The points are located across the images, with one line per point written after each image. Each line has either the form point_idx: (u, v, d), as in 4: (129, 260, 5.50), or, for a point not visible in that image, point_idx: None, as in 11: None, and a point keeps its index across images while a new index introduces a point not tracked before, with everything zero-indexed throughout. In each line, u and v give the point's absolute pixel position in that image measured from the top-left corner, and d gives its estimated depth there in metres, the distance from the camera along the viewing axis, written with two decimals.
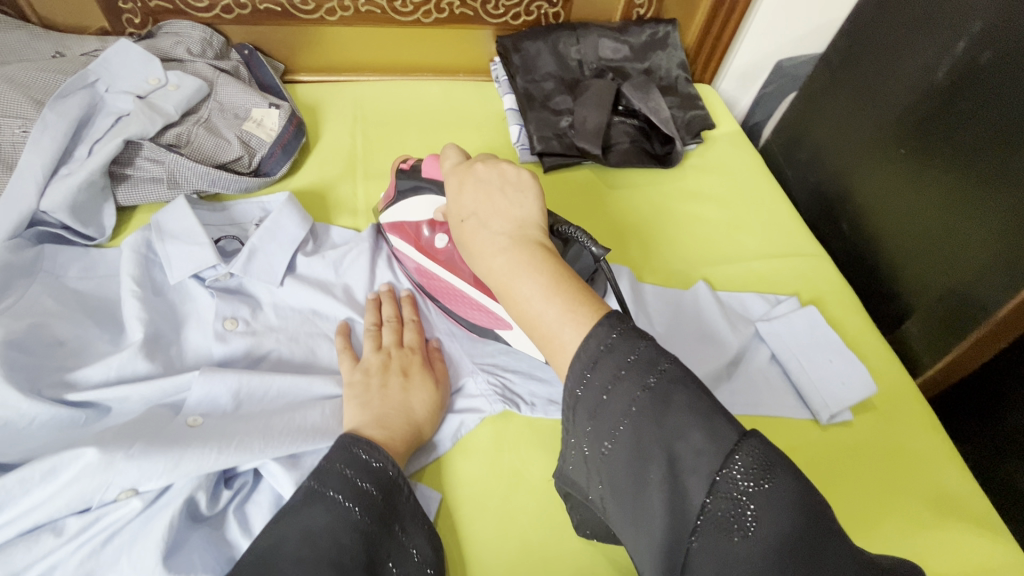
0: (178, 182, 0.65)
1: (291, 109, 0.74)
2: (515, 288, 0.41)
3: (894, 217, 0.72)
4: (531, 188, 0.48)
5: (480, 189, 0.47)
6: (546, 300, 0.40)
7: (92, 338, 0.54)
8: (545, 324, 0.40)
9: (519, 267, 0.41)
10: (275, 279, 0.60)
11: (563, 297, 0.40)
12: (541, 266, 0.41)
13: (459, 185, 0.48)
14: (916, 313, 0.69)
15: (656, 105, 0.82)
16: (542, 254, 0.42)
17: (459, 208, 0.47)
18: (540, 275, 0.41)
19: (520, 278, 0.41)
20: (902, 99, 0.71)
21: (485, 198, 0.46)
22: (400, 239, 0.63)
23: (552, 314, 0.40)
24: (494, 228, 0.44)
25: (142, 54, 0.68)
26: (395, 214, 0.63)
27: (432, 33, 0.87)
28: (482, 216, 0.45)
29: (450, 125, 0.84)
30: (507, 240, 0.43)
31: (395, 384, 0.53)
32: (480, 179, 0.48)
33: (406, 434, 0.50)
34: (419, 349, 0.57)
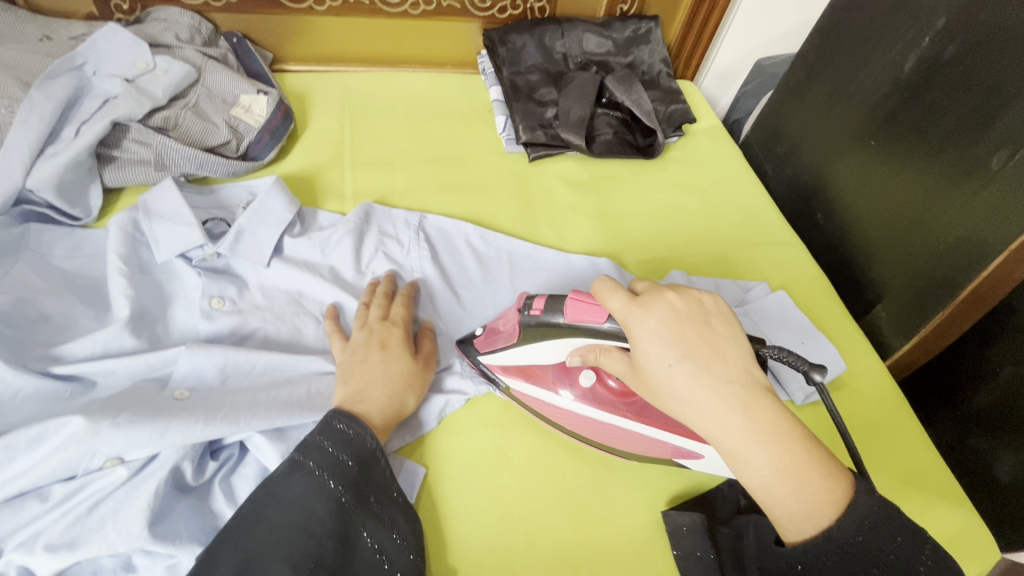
0: (166, 164, 0.66)
1: (280, 96, 0.74)
2: (749, 458, 0.41)
3: (867, 206, 0.74)
4: (730, 318, 0.47)
5: (683, 324, 0.44)
6: (791, 482, 0.41)
7: (77, 315, 0.54)
8: (785, 501, 0.41)
9: (757, 436, 0.41)
10: (262, 261, 0.61)
11: (799, 470, 0.41)
12: (780, 438, 0.41)
13: (663, 326, 0.44)
14: (887, 300, 0.72)
15: (638, 97, 0.84)
16: (776, 413, 0.42)
17: (668, 351, 0.44)
18: (777, 447, 0.41)
19: (756, 446, 0.41)
20: (873, 93, 0.74)
21: (696, 342, 0.44)
22: (524, 383, 0.57)
23: (789, 494, 0.41)
24: (724, 381, 0.43)
25: (131, 39, 0.69)
26: (515, 357, 0.56)
27: (420, 25, 0.88)
28: (704, 367, 0.43)
29: (437, 116, 0.86)
30: (740, 394, 0.42)
31: (373, 358, 0.54)
32: (679, 312, 0.45)
33: (385, 407, 0.51)
34: (401, 323, 0.57)
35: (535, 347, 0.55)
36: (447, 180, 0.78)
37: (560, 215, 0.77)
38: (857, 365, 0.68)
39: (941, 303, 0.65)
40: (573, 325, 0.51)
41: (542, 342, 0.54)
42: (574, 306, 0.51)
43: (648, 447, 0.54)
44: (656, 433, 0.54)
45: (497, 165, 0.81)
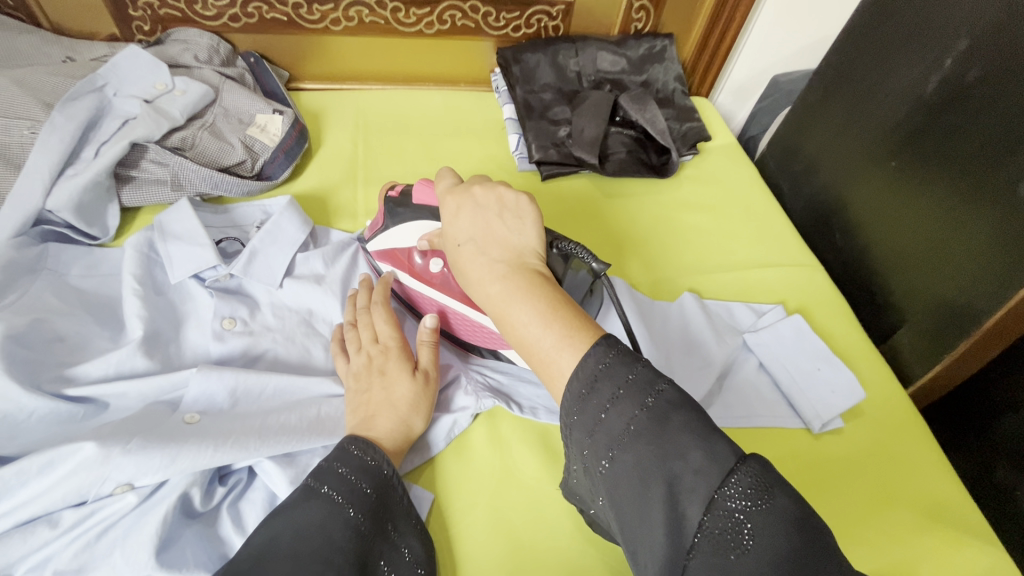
0: (182, 184, 0.66)
1: (295, 115, 0.75)
2: (511, 313, 0.42)
3: (887, 227, 0.73)
4: (529, 213, 0.49)
5: (476, 212, 0.49)
6: (543, 327, 0.41)
7: (92, 335, 0.54)
8: (541, 349, 0.41)
9: (511, 291, 0.43)
10: (275, 282, 0.61)
11: (559, 323, 0.41)
12: (534, 295, 0.42)
13: (458, 210, 0.50)
14: (908, 325, 0.70)
15: (653, 116, 0.83)
16: (536, 279, 0.44)
17: (460, 233, 0.49)
18: (536, 302, 0.42)
19: (516, 303, 0.42)
20: (894, 112, 0.73)
21: (484, 229, 0.48)
22: (390, 264, 0.62)
23: (549, 341, 0.40)
24: (492, 256, 0.46)
25: (151, 60, 0.70)
26: (385, 240, 0.63)
27: (434, 44, 0.89)
28: (480, 243, 0.47)
29: (450, 134, 0.86)
30: (504, 266, 0.45)
31: (376, 385, 0.53)
32: (477, 207, 0.50)
33: (395, 433, 0.50)
34: (395, 339, 0.56)
35: (404, 225, 0.61)
36: None
37: (572, 235, 0.76)
38: (876, 393, 0.66)
39: (965, 331, 0.63)
40: (421, 207, 0.61)
41: (412, 223, 0.60)
42: (420, 190, 0.61)
43: (474, 329, 0.60)
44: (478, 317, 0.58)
45: (509, 184, 0.81)
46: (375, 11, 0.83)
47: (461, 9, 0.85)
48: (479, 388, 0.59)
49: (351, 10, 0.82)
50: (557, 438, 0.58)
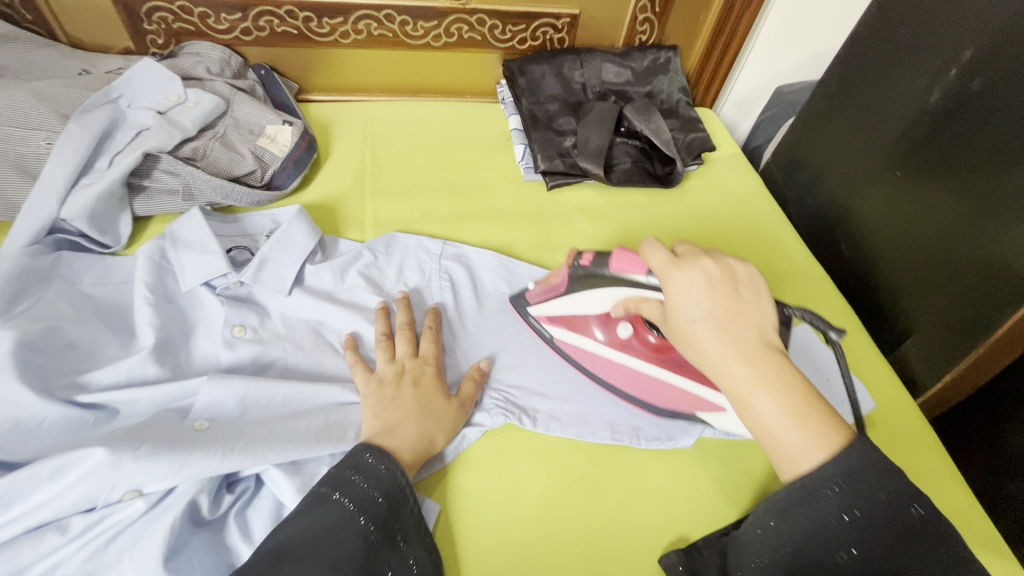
0: (193, 194, 0.67)
1: (304, 126, 0.76)
2: (756, 402, 0.43)
3: (895, 236, 0.73)
4: (761, 289, 0.49)
5: (714, 288, 0.46)
6: (797, 425, 0.42)
7: (103, 342, 0.55)
8: (786, 445, 0.42)
9: (762, 380, 0.43)
10: (284, 290, 0.62)
11: (811, 423, 0.42)
12: (788, 387, 0.43)
13: (696, 281, 0.47)
14: (917, 334, 0.70)
15: (657, 127, 0.84)
16: (785, 369, 0.44)
17: (694, 307, 0.46)
18: (788, 396, 0.42)
19: (762, 391, 0.43)
20: (899, 122, 0.73)
21: (722, 303, 0.46)
22: (563, 330, 0.63)
23: (797, 440, 0.41)
24: (738, 335, 0.45)
25: (164, 72, 0.71)
26: (559, 307, 0.63)
27: (442, 56, 0.90)
28: (722, 318, 0.45)
29: (457, 146, 0.87)
30: (752, 348, 0.44)
31: (406, 395, 0.54)
32: (710, 276, 0.47)
33: (417, 444, 0.51)
34: (433, 360, 0.58)
35: (585, 294, 0.61)
36: (465, 209, 0.78)
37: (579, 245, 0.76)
38: (884, 403, 0.65)
39: (975, 340, 0.63)
40: (618, 276, 0.57)
41: (592, 291, 0.60)
42: (622, 257, 0.56)
43: (680, 396, 0.59)
44: (683, 382, 0.59)
45: (515, 195, 0.82)
46: (383, 24, 0.84)
47: (468, 22, 0.86)
48: (494, 403, 0.58)
49: (360, 24, 0.83)
50: (565, 448, 0.57)
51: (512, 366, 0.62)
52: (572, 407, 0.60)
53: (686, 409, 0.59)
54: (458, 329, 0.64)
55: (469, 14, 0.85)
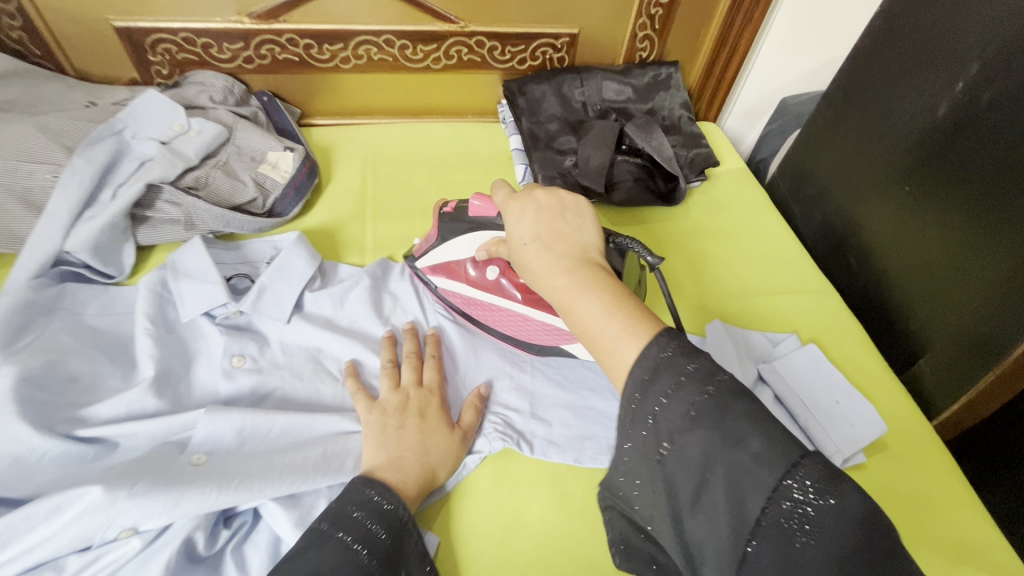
0: (195, 224, 0.68)
1: (305, 152, 0.77)
2: (577, 304, 0.43)
3: (904, 252, 0.71)
4: (588, 215, 0.51)
5: (540, 214, 0.50)
6: (607, 317, 0.42)
7: (105, 374, 0.55)
8: (604, 339, 0.41)
9: (580, 284, 0.44)
10: (283, 317, 0.62)
11: (623, 313, 0.41)
12: (604, 288, 0.44)
13: (520, 212, 0.51)
14: (930, 354, 0.68)
15: (660, 143, 0.83)
16: (601, 274, 0.45)
17: (524, 232, 0.49)
18: (601, 294, 0.43)
19: (582, 294, 0.43)
20: (906, 137, 0.72)
21: (549, 227, 0.49)
22: (445, 278, 0.66)
23: (612, 331, 0.41)
24: (558, 251, 0.47)
25: (168, 103, 0.72)
26: (436, 255, 0.66)
27: (442, 78, 0.91)
28: (547, 239, 0.48)
29: (457, 166, 0.87)
30: (570, 261, 0.46)
31: (411, 426, 0.54)
32: (540, 206, 0.51)
33: (421, 478, 0.50)
34: (438, 389, 0.58)
35: (455, 239, 0.64)
36: None
37: None
38: (897, 424, 0.64)
39: (990, 361, 0.61)
40: (476, 220, 0.63)
41: (463, 237, 0.64)
42: (475, 203, 0.63)
43: (539, 328, 0.63)
44: (543, 317, 0.62)
45: None
46: (383, 49, 0.85)
47: (467, 44, 0.86)
48: (492, 429, 0.58)
49: (360, 49, 0.84)
50: (567, 475, 0.56)
51: (512, 389, 0.62)
52: (570, 431, 0.59)
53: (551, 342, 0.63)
54: (457, 355, 0.64)
55: (468, 36, 0.85)
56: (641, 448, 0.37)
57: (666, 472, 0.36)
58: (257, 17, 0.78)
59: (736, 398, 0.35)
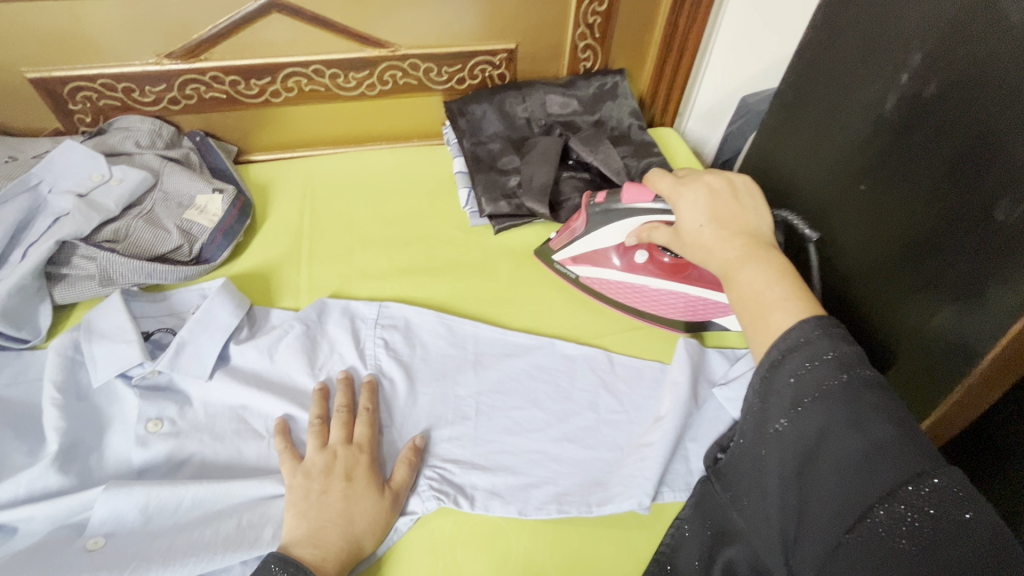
0: (111, 278, 0.64)
1: (235, 192, 0.74)
2: (745, 274, 0.47)
3: (864, 254, 0.67)
4: (759, 200, 0.55)
5: (706, 202, 0.54)
6: (773, 287, 0.45)
7: (9, 451, 0.52)
8: (768, 302, 0.44)
9: (748, 258, 0.48)
10: (203, 374, 0.58)
11: (790, 288, 0.45)
12: (775, 262, 0.47)
13: (691, 194, 0.55)
14: (899, 361, 0.65)
15: (606, 156, 0.80)
16: (769, 250, 0.49)
17: (696, 218, 0.53)
18: (769, 268, 0.47)
19: (751, 266, 0.47)
20: (857, 133, 0.68)
21: (720, 208, 0.53)
22: (589, 266, 0.70)
23: (774, 296, 0.44)
24: (728, 228, 0.51)
25: (86, 152, 0.70)
26: (580, 246, 0.69)
27: (381, 103, 0.88)
28: (720, 220, 0.52)
29: (400, 195, 0.84)
30: (744, 239, 0.50)
31: (336, 491, 0.50)
32: (712, 188, 0.55)
33: (343, 552, 0.47)
34: (368, 447, 0.54)
35: (604, 229, 0.67)
36: (406, 263, 0.75)
37: (527, 293, 0.72)
38: None
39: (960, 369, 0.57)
40: (629, 207, 0.64)
41: (617, 224, 0.66)
42: (630, 190, 0.63)
43: (692, 306, 0.67)
44: (701, 294, 0.66)
45: (461, 242, 0.78)
46: (313, 79, 0.82)
47: (401, 68, 0.84)
48: (427, 486, 0.54)
49: (289, 81, 0.81)
50: (507, 531, 0.52)
51: (451, 438, 0.57)
52: (513, 479, 0.55)
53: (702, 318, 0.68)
54: (395, 405, 0.60)
55: (400, 60, 0.83)
56: (762, 369, 0.42)
57: (787, 390, 0.40)
58: (177, 57, 0.75)
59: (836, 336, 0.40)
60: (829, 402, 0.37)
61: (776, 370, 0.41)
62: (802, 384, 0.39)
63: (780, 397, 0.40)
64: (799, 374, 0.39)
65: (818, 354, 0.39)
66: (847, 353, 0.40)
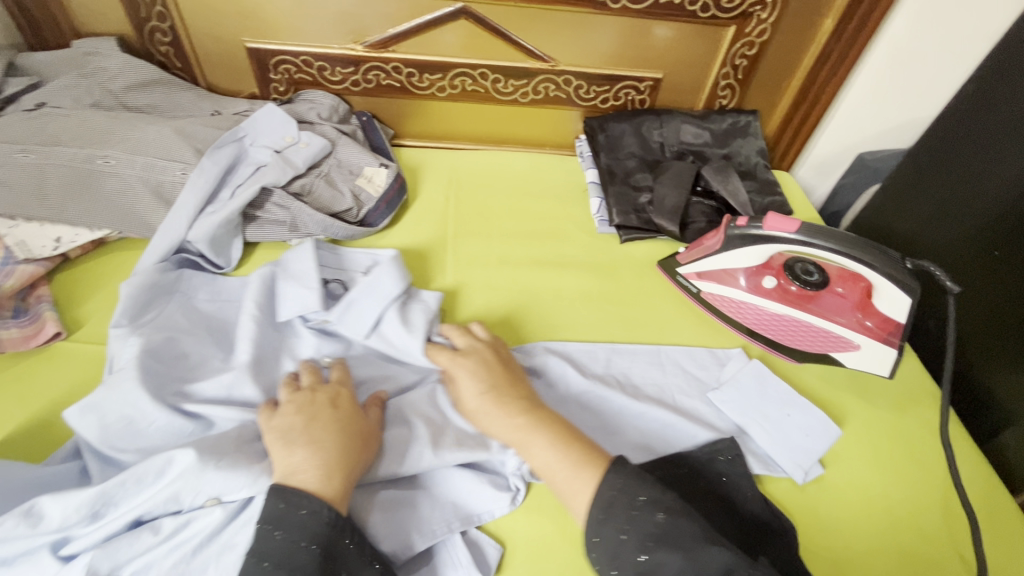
0: (299, 227, 0.75)
1: (398, 170, 0.83)
2: (531, 448, 0.53)
3: (990, 320, 0.70)
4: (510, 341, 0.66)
5: (483, 376, 0.58)
6: (559, 455, 0.51)
7: (208, 355, 0.61)
8: (559, 475, 0.50)
9: (528, 429, 0.54)
10: (364, 332, 0.64)
11: (572, 454, 0.51)
12: (547, 437, 0.53)
13: (489, 410, 0.56)
14: (1017, 425, 0.66)
15: (735, 188, 0.85)
16: (535, 415, 0.55)
17: (471, 390, 0.58)
18: (547, 442, 0.52)
19: (535, 441, 0.53)
20: (995, 203, 0.70)
21: (491, 368, 0.60)
22: (713, 283, 0.75)
23: (565, 469, 0.50)
24: (502, 419, 0.55)
25: (284, 117, 0.79)
26: (708, 263, 0.75)
27: (527, 110, 0.96)
28: (483, 381, 0.58)
29: (533, 195, 0.91)
30: (521, 401, 0.56)
31: (318, 427, 0.52)
32: (484, 362, 0.60)
33: (339, 477, 0.49)
34: (341, 390, 0.57)
35: (740, 252, 0.72)
36: (539, 256, 0.81)
37: (649, 300, 0.77)
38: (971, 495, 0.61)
39: None
40: (769, 233, 0.68)
41: (752, 248, 0.71)
42: (773, 219, 0.68)
43: (815, 336, 0.70)
44: (821, 323, 0.70)
45: (588, 244, 0.84)
46: (476, 81, 0.91)
47: (555, 81, 0.92)
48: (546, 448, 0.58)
49: (456, 80, 0.90)
50: None
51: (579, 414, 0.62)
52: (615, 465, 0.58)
53: (822, 353, 0.70)
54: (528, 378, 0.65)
55: (557, 75, 0.91)
56: (624, 563, 0.43)
57: (624, 544, 0.43)
58: (370, 46, 0.85)
59: (683, 522, 0.43)
60: (664, 550, 0.42)
61: (601, 527, 0.45)
62: (633, 536, 0.43)
63: (629, 553, 0.43)
64: (652, 552, 0.42)
65: (632, 504, 0.45)
66: (652, 496, 0.45)
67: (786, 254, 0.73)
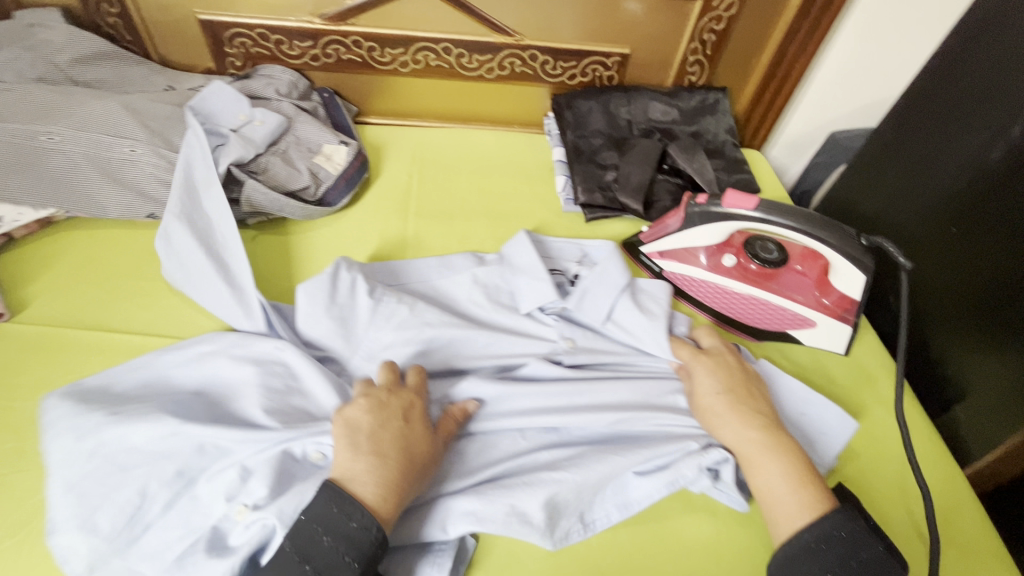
0: (255, 206, 0.73)
1: (359, 147, 0.81)
2: (763, 470, 0.51)
3: (946, 296, 0.70)
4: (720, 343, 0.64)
5: (727, 382, 0.58)
6: (792, 488, 0.50)
7: None
8: (781, 506, 0.49)
9: (770, 449, 0.52)
10: (601, 318, 0.65)
11: (807, 491, 0.49)
12: (784, 459, 0.51)
13: (739, 423, 0.54)
14: (970, 399, 0.67)
15: (701, 166, 0.85)
16: (777, 436, 0.53)
17: (709, 386, 0.58)
18: (784, 467, 0.51)
19: (773, 463, 0.51)
20: (954, 179, 0.70)
21: (737, 381, 0.58)
22: (673, 262, 0.75)
23: (793, 501, 0.49)
24: (747, 431, 0.53)
25: (235, 93, 0.77)
26: (669, 242, 0.74)
27: (494, 87, 0.94)
28: (737, 392, 0.57)
29: (500, 173, 0.89)
30: (762, 419, 0.54)
31: (391, 431, 0.50)
32: (728, 372, 0.59)
33: (399, 491, 0.47)
34: (416, 394, 0.54)
35: (701, 230, 0.71)
36: (504, 235, 0.80)
37: None
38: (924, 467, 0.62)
39: None
40: (729, 212, 0.67)
41: (713, 227, 0.70)
42: (731, 197, 0.67)
43: (773, 314, 0.70)
44: (778, 301, 0.70)
45: (553, 223, 0.83)
46: (440, 56, 0.89)
47: (521, 56, 0.90)
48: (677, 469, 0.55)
49: (419, 54, 0.88)
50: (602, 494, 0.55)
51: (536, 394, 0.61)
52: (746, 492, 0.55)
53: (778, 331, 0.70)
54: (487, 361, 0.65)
55: (522, 49, 0.89)
56: None
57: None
58: (328, 18, 0.83)
59: None
60: None
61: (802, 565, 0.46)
62: None
63: None
64: None
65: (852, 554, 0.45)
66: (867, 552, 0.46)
67: (745, 232, 0.73)
